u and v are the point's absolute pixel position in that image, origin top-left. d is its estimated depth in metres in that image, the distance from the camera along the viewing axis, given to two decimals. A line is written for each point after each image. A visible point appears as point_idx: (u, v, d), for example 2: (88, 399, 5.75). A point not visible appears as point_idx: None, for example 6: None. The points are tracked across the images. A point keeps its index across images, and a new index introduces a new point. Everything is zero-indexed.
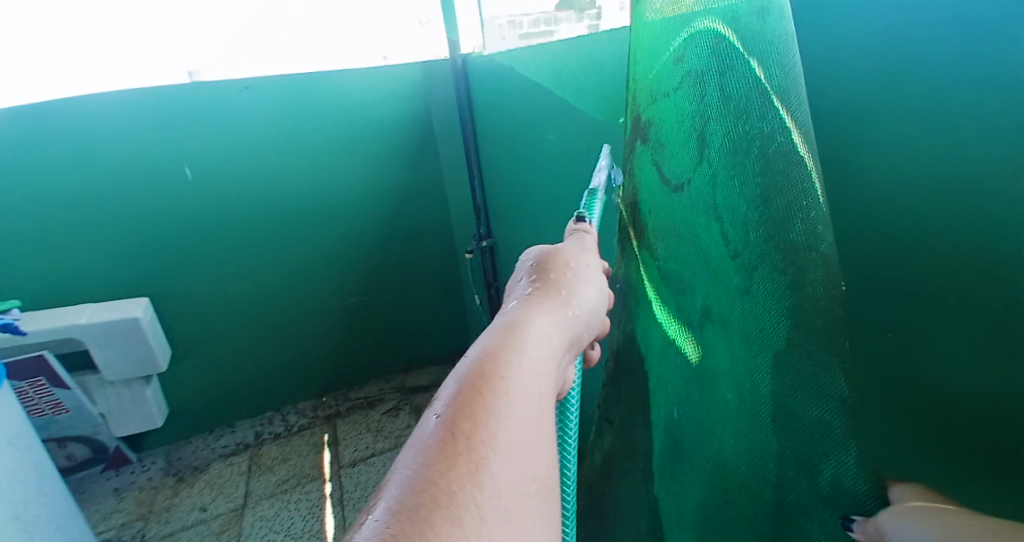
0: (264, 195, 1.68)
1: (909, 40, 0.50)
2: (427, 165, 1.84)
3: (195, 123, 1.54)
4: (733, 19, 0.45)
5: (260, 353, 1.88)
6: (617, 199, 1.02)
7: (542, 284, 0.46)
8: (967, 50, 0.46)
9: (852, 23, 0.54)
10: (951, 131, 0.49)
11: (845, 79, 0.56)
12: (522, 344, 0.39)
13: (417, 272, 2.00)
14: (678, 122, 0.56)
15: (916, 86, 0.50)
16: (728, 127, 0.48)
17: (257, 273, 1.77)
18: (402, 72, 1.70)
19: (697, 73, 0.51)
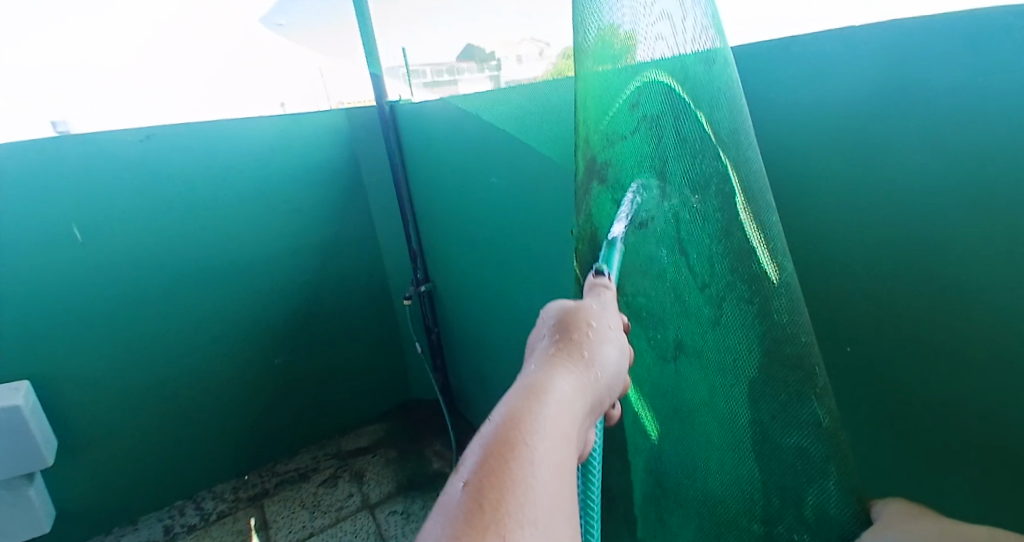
0: (173, 254, 1.51)
1: (913, 63, 0.50)
2: (357, 213, 1.78)
3: (87, 180, 1.36)
4: (680, 73, 0.49)
5: (169, 434, 1.63)
6: (560, 237, 1.06)
7: (567, 344, 0.44)
8: (980, 69, 0.46)
9: (847, 53, 0.55)
10: (949, 159, 0.50)
11: (796, 115, 0.61)
12: (549, 409, 0.36)
13: (351, 324, 1.88)
14: (636, 167, 0.56)
15: (919, 111, 0.51)
16: (688, 168, 0.51)
17: (165, 342, 1.56)
18: (326, 121, 1.66)
19: (653, 118, 0.52)
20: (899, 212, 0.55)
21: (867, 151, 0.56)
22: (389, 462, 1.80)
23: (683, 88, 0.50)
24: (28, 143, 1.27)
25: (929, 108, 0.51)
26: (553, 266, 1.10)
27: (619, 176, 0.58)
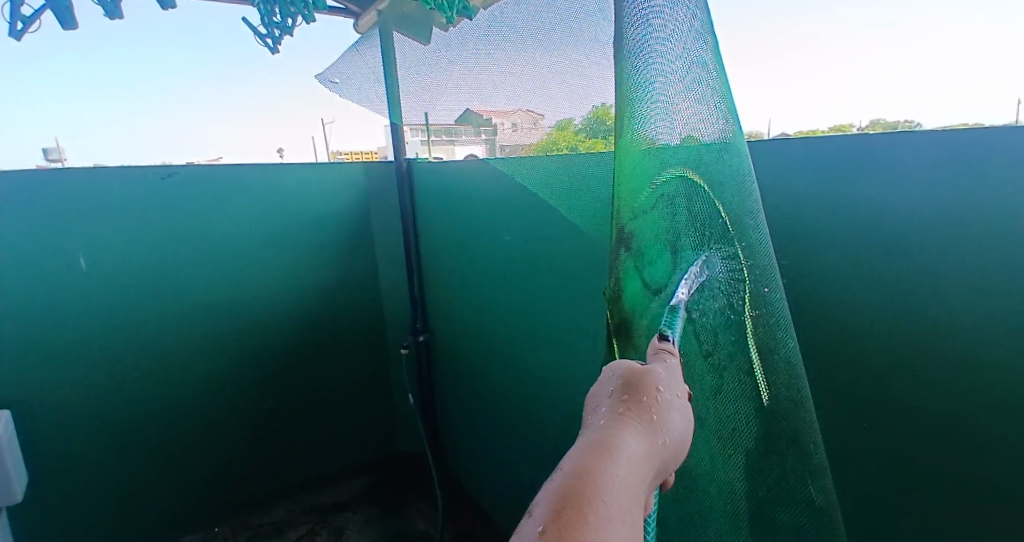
0: (175, 289, 1.52)
1: (904, 162, 0.60)
2: (361, 260, 1.82)
3: (98, 212, 1.38)
4: (696, 156, 0.49)
5: (141, 476, 1.56)
6: (568, 297, 1.10)
7: (640, 397, 0.37)
8: (964, 169, 0.56)
9: (831, 150, 0.66)
10: (931, 249, 0.59)
11: (781, 199, 0.71)
12: (620, 476, 0.31)
13: (343, 372, 1.85)
14: (653, 239, 0.56)
15: (903, 204, 0.61)
16: (699, 244, 0.52)
17: (154, 378, 1.53)
18: (343, 172, 1.72)
19: (668, 197, 0.53)
20: (883, 288, 0.64)
21: (847, 231, 0.66)
22: (369, 521, 1.71)
23: (697, 171, 0.49)
24: (49, 176, 1.31)
25: (911, 202, 0.60)
26: (560, 323, 1.14)
27: (640, 248, 0.57)
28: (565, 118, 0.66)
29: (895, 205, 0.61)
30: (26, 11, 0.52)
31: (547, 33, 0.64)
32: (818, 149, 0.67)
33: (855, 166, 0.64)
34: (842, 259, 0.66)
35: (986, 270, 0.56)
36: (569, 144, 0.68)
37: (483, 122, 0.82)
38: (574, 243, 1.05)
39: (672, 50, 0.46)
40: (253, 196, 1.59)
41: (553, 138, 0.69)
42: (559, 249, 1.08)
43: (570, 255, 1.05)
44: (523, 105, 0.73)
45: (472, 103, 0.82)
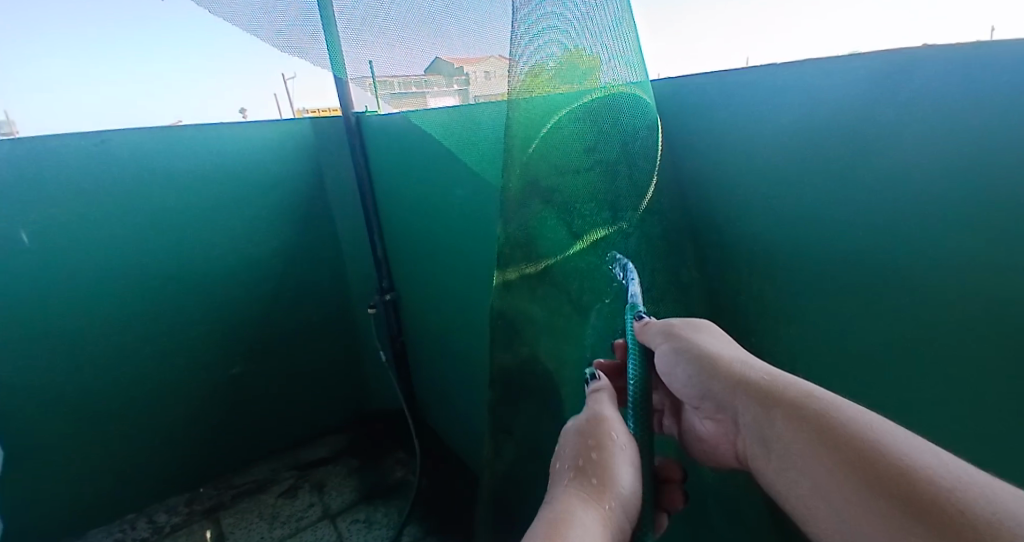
0: (124, 260, 1.48)
1: (905, 88, 0.50)
2: (320, 222, 1.78)
3: (33, 182, 1.32)
4: (630, 128, 0.60)
5: (116, 446, 1.58)
6: None
7: (587, 461, 0.55)
8: (979, 92, 0.46)
9: (817, 80, 0.57)
10: (927, 194, 0.51)
11: (755, 141, 0.64)
12: (561, 531, 0.49)
13: (313, 335, 1.87)
14: (585, 198, 0.62)
15: (902, 141, 0.51)
16: (632, 202, 0.62)
17: (118, 351, 1.53)
18: (291, 131, 1.66)
19: (607, 163, 0.60)
20: (868, 238, 0.56)
21: (825, 178, 0.58)
22: (351, 472, 1.79)
23: (633, 141, 0.60)
24: None
25: (911, 135, 0.51)
26: None
27: (568, 202, 0.63)
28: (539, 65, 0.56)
29: (893, 143, 0.52)
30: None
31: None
32: (798, 75, 0.58)
33: (843, 97, 0.55)
34: (819, 209, 0.60)
35: (994, 212, 0.47)
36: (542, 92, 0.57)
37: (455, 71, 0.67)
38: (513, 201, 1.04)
39: (602, 21, 0.55)
40: (197, 159, 1.52)
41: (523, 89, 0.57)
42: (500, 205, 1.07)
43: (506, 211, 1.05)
44: (499, 49, 0.60)
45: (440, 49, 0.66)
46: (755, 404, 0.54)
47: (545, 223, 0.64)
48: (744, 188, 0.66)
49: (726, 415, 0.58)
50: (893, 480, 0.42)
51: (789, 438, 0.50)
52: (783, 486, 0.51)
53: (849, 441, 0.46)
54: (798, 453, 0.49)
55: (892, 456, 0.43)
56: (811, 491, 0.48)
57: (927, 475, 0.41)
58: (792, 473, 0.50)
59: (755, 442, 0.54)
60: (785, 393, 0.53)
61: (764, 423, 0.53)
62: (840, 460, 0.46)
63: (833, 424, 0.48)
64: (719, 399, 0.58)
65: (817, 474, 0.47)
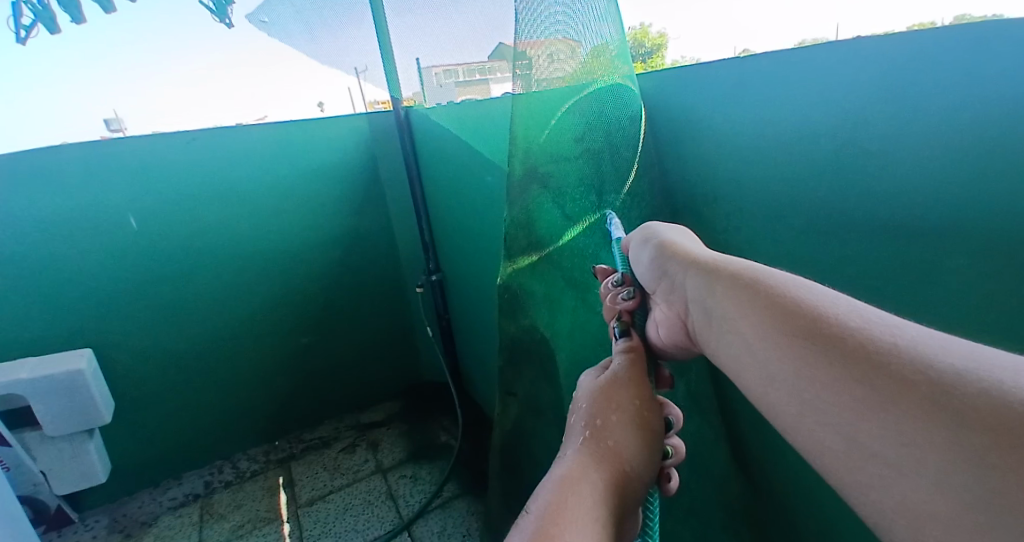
0: (212, 242, 1.72)
1: (908, 72, 0.55)
2: (374, 208, 1.96)
3: (141, 175, 1.57)
4: (612, 118, 0.68)
5: (207, 401, 1.87)
6: None
7: (605, 386, 0.55)
8: (970, 72, 0.50)
9: (830, 68, 0.63)
10: (930, 171, 0.56)
11: (780, 125, 0.70)
12: (555, 482, 0.46)
13: (369, 311, 2.07)
14: (575, 183, 0.70)
15: (903, 124, 0.57)
16: (616, 185, 0.70)
17: (208, 320, 1.79)
18: (348, 126, 1.83)
19: (593, 150, 0.68)
20: (878, 216, 0.62)
21: (841, 158, 0.64)
22: (402, 434, 1.98)
23: (616, 130, 0.68)
24: (98, 146, 1.50)
25: (913, 117, 0.56)
26: None
27: (560, 188, 0.71)
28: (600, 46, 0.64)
29: (898, 122, 0.57)
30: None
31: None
32: (815, 64, 0.64)
33: (862, 68, 0.60)
34: (837, 188, 0.66)
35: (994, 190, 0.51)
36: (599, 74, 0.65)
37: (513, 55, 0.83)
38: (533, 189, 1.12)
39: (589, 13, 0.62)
40: (269, 154, 1.73)
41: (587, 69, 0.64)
42: None
43: None
44: None
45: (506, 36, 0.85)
46: (699, 279, 0.53)
47: (543, 207, 0.71)
48: (772, 165, 0.73)
49: (675, 296, 0.57)
50: (813, 330, 0.39)
51: (729, 311, 0.48)
52: (722, 356, 0.48)
53: (784, 302, 0.43)
54: (731, 319, 0.47)
55: (828, 311, 0.40)
56: (743, 352, 0.45)
57: (864, 326, 0.37)
58: (727, 340, 0.47)
59: (698, 316, 0.52)
60: (728, 266, 0.51)
61: (707, 294, 0.51)
62: (775, 321, 0.42)
63: (774, 288, 0.45)
64: (669, 282, 0.57)
65: (749, 334, 0.44)
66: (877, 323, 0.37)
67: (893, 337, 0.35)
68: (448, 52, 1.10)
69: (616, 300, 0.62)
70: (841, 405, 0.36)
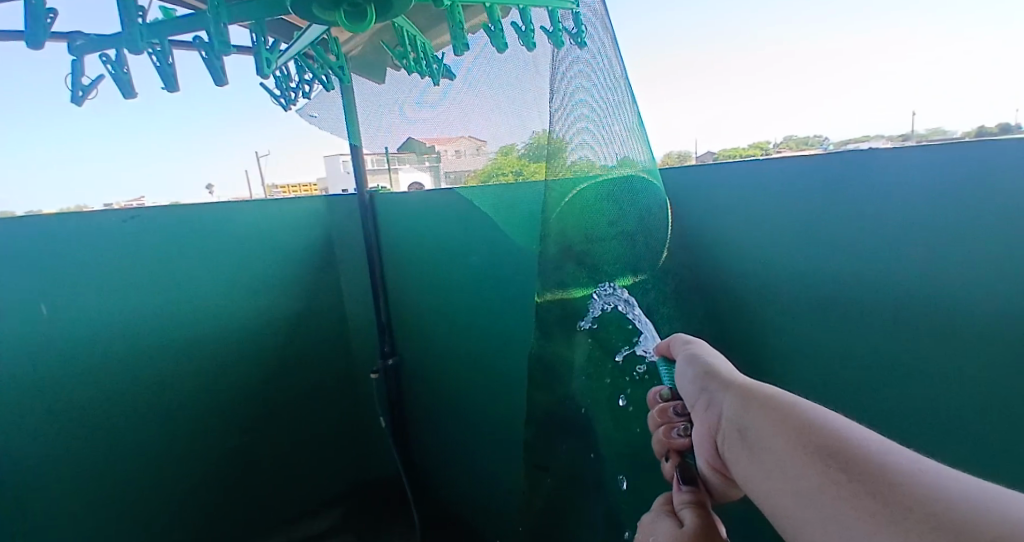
0: (138, 331, 1.53)
1: (903, 170, 0.75)
2: (328, 289, 1.89)
3: (62, 256, 1.39)
4: (643, 204, 0.73)
5: (105, 526, 1.55)
6: (518, 312, 1.23)
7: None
8: (959, 174, 0.70)
9: (833, 165, 0.81)
10: (933, 247, 0.73)
11: (787, 208, 0.87)
12: None
13: (314, 403, 1.92)
14: (613, 261, 0.76)
15: (893, 207, 0.76)
16: (650, 263, 0.76)
17: (122, 424, 1.54)
18: (306, 205, 1.80)
19: (627, 232, 0.74)
20: (886, 280, 0.77)
21: (840, 232, 0.81)
22: None
23: (647, 213, 0.74)
24: (11, 225, 1.31)
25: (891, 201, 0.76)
26: (514, 335, 1.27)
27: (600, 265, 0.77)
28: (507, 144, 0.80)
29: (884, 205, 0.76)
30: (83, 82, 0.67)
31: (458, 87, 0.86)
32: (809, 167, 0.84)
33: (845, 174, 0.80)
34: (834, 256, 0.82)
35: (986, 258, 0.69)
36: (512, 167, 0.83)
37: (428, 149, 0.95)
38: (522, 267, 1.18)
39: (610, 96, 0.68)
40: (217, 233, 1.63)
41: (498, 162, 0.83)
42: (512, 271, 1.21)
43: (518, 275, 1.19)
44: (465, 132, 0.86)
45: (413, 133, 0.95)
46: (739, 399, 0.53)
47: (582, 279, 0.79)
48: (768, 247, 0.89)
49: (710, 412, 0.56)
50: (850, 465, 0.40)
51: (772, 436, 0.47)
52: (755, 484, 0.48)
53: (832, 439, 0.43)
54: (769, 442, 0.47)
55: (867, 449, 0.41)
56: (779, 478, 0.44)
57: (899, 468, 0.38)
58: (763, 465, 0.47)
59: (732, 435, 0.52)
60: (765, 390, 0.52)
61: (746, 415, 0.51)
62: (823, 457, 0.42)
63: (810, 418, 0.46)
64: (706, 398, 0.58)
65: (788, 461, 0.44)
66: (918, 468, 0.38)
67: (933, 480, 0.37)
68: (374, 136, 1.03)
69: (670, 434, 0.66)
70: None
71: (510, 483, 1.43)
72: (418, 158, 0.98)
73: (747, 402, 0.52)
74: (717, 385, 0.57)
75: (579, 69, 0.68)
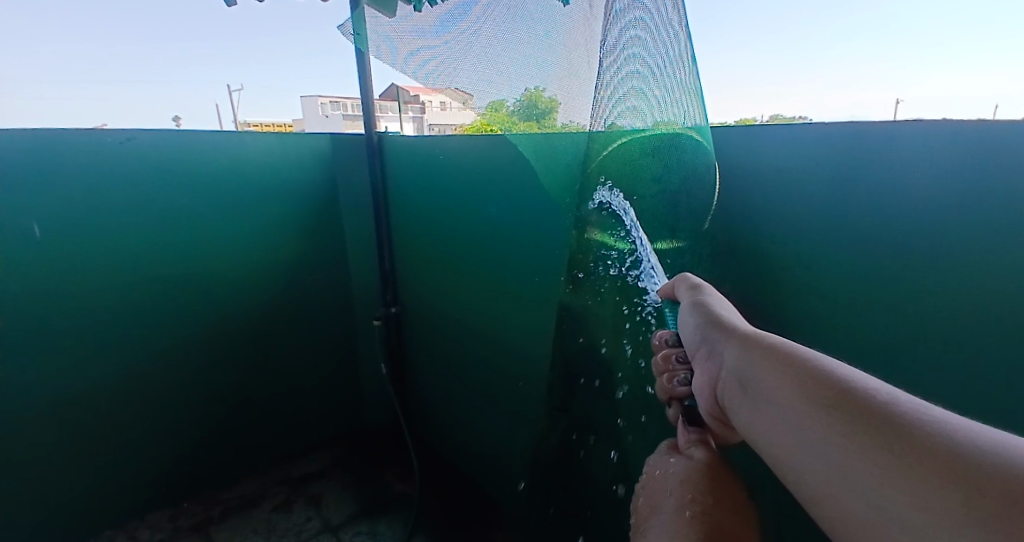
0: (134, 266, 1.53)
1: (899, 143, 0.72)
2: (330, 233, 1.87)
3: (56, 178, 1.37)
4: (692, 160, 0.67)
5: (106, 452, 1.63)
6: (535, 264, 1.25)
7: (696, 475, 0.53)
8: (961, 155, 0.66)
9: (820, 134, 0.80)
10: (920, 225, 0.71)
11: (796, 178, 0.84)
12: None
13: (310, 348, 1.95)
14: (650, 219, 0.74)
15: (885, 180, 0.73)
16: (691, 225, 0.74)
17: (122, 355, 1.58)
18: (311, 143, 1.74)
19: (670, 191, 0.70)
20: (889, 257, 0.75)
21: (844, 202, 0.78)
22: (345, 486, 1.92)
23: (696, 172, 0.69)
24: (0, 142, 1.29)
25: (887, 175, 0.73)
26: (529, 286, 1.29)
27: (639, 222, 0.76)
28: (497, 101, 0.76)
29: (897, 177, 0.72)
30: None
31: (487, 22, 0.75)
32: (818, 133, 0.80)
33: (872, 147, 0.74)
34: (844, 234, 0.79)
35: (991, 245, 0.66)
36: (503, 123, 0.80)
37: (413, 97, 0.98)
38: (547, 220, 1.18)
39: (666, 38, 0.62)
40: (215, 165, 1.58)
41: (488, 117, 0.80)
42: (536, 221, 1.21)
43: (541, 226, 1.20)
44: (454, 84, 0.81)
45: (399, 79, 0.94)
46: (740, 348, 0.53)
47: (617, 227, 0.81)
48: (800, 216, 0.84)
49: (711, 363, 0.57)
50: (845, 405, 0.40)
51: (773, 383, 0.47)
52: (754, 433, 0.48)
53: (833, 384, 0.42)
54: (768, 390, 0.47)
55: (860, 389, 0.41)
56: (775, 426, 0.45)
57: (894, 409, 0.37)
58: (760, 413, 0.47)
59: (733, 386, 0.52)
60: (769, 341, 0.52)
61: (745, 365, 0.51)
62: (822, 403, 0.41)
63: (809, 364, 0.45)
64: (709, 348, 0.58)
65: (785, 407, 0.44)
66: (911, 406, 0.37)
67: (929, 420, 0.36)
68: (376, 63, 1.00)
69: (671, 382, 0.65)
70: (891, 490, 0.34)
71: (510, 429, 1.50)
72: (410, 97, 1.00)
73: (753, 351, 0.52)
74: (721, 335, 0.57)
75: (637, 35, 0.63)
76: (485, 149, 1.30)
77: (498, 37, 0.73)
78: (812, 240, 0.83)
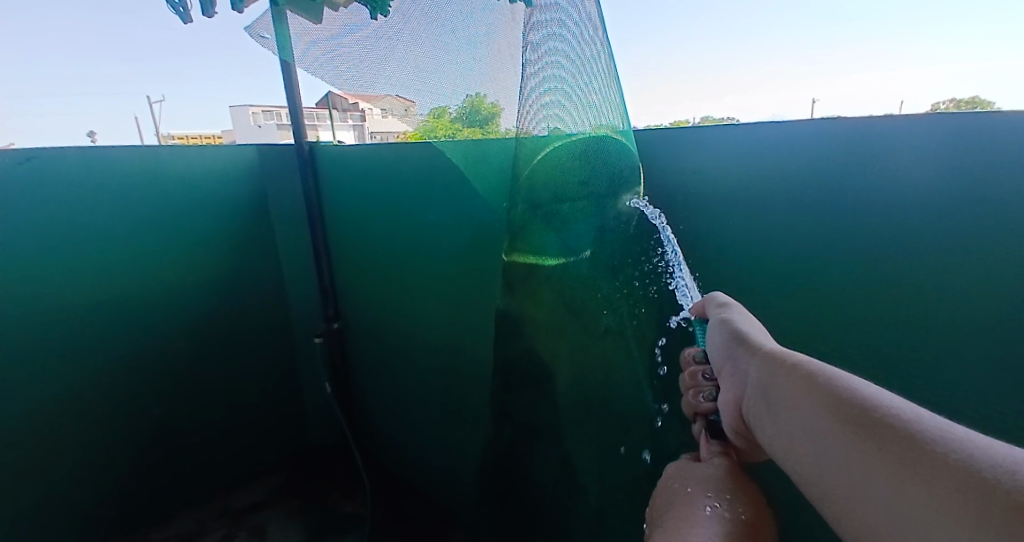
0: (34, 295, 1.36)
1: (888, 140, 0.72)
2: (260, 246, 1.77)
3: None
4: (616, 160, 0.71)
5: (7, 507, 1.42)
6: (476, 269, 1.24)
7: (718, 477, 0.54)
8: (955, 153, 0.67)
9: (798, 132, 0.79)
10: (914, 220, 0.72)
11: (742, 175, 0.85)
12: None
13: (246, 370, 1.83)
14: (581, 219, 0.76)
15: (878, 178, 0.74)
16: (619, 225, 0.77)
17: (22, 395, 1.39)
18: (235, 153, 1.64)
19: (597, 192, 0.73)
20: (859, 246, 0.77)
21: (834, 200, 0.78)
22: (291, 513, 1.82)
23: (622, 171, 0.72)
24: None
25: (876, 171, 0.74)
26: (472, 290, 1.27)
27: (569, 225, 0.78)
28: (439, 107, 0.76)
29: (887, 173, 0.73)
30: None
31: (415, 29, 0.75)
32: (800, 131, 0.79)
33: (854, 148, 0.75)
34: (826, 229, 0.79)
35: (970, 238, 0.68)
36: (445, 130, 0.80)
37: (351, 105, 0.94)
38: (484, 223, 1.17)
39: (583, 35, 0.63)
40: (129, 180, 1.45)
41: (431, 124, 0.80)
42: (474, 225, 1.19)
43: (479, 230, 1.19)
44: (393, 91, 0.80)
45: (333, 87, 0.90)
46: (763, 365, 0.54)
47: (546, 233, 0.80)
48: (771, 211, 0.84)
49: (736, 380, 0.58)
50: (875, 428, 0.40)
51: (798, 402, 0.48)
52: (781, 452, 0.49)
53: (860, 407, 0.43)
54: (794, 410, 0.48)
55: (886, 410, 0.42)
56: (805, 447, 0.46)
57: (921, 431, 0.38)
58: (787, 431, 0.48)
59: (757, 402, 0.54)
60: (793, 359, 0.53)
61: (767, 378, 0.53)
62: (853, 425, 0.42)
63: (835, 385, 0.46)
64: (733, 365, 0.60)
65: (808, 424, 0.46)
66: (938, 427, 0.38)
67: (958, 442, 0.36)
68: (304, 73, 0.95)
69: (697, 398, 0.65)
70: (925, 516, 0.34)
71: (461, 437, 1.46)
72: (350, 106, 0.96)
73: (778, 369, 0.53)
74: (745, 353, 0.58)
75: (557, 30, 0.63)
76: (421, 156, 1.26)
77: (428, 43, 0.74)
78: (751, 235, 0.86)
